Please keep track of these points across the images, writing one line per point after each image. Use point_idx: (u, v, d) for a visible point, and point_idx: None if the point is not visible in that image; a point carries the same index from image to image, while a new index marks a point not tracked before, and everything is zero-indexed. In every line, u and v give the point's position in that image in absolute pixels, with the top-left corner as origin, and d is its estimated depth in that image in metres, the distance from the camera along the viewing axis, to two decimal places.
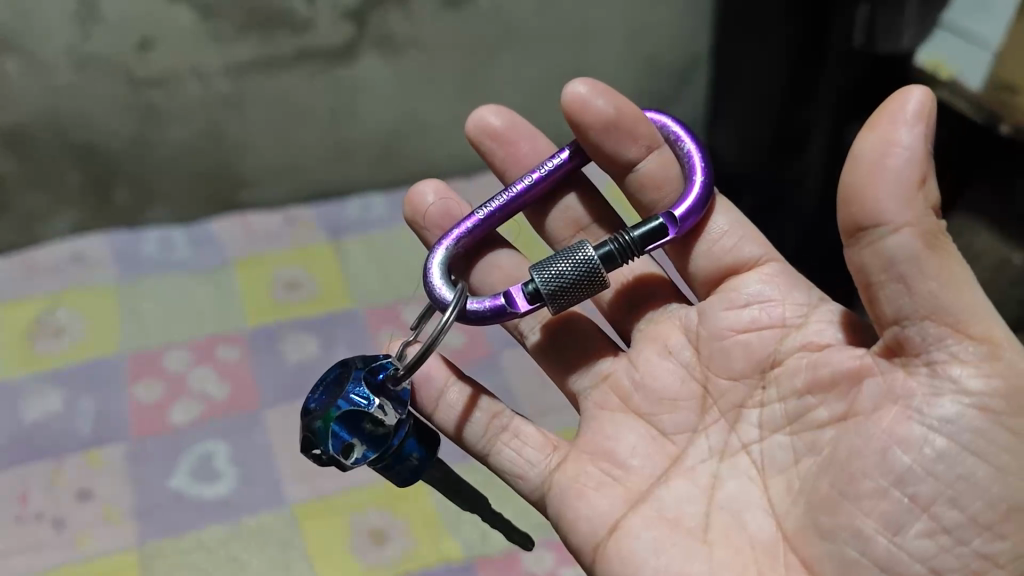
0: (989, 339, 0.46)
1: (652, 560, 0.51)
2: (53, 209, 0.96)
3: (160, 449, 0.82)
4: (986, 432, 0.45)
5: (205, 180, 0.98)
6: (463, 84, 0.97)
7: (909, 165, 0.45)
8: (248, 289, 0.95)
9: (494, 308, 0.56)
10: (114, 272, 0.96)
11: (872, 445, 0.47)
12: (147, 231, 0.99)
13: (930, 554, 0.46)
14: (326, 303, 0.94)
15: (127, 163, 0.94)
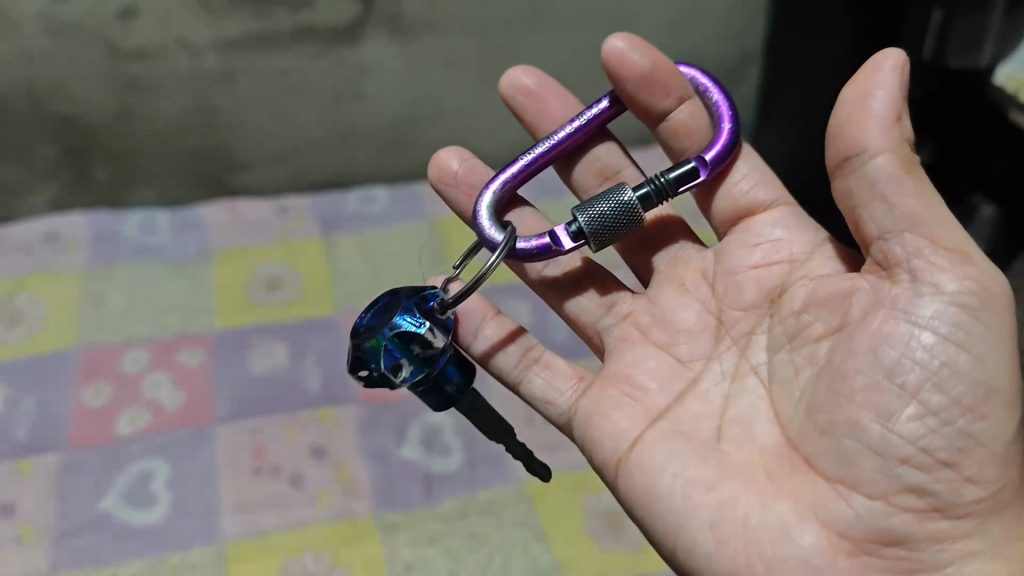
0: (961, 250, 0.50)
1: (670, 468, 0.55)
2: (32, 185, 1.02)
3: (99, 458, 0.83)
4: (964, 325, 0.49)
5: (200, 159, 1.04)
6: (480, 67, 1.01)
7: (887, 105, 0.51)
8: (225, 277, 0.99)
9: (541, 246, 0.60)
10: (84, 258, 1.00)
11: (863, 346, 0.51)
12: (129, 212, 1.05)
13: (922, 434, 0.49)
14: (304, 308, 0.96)
15: (110, 137, 0.99)
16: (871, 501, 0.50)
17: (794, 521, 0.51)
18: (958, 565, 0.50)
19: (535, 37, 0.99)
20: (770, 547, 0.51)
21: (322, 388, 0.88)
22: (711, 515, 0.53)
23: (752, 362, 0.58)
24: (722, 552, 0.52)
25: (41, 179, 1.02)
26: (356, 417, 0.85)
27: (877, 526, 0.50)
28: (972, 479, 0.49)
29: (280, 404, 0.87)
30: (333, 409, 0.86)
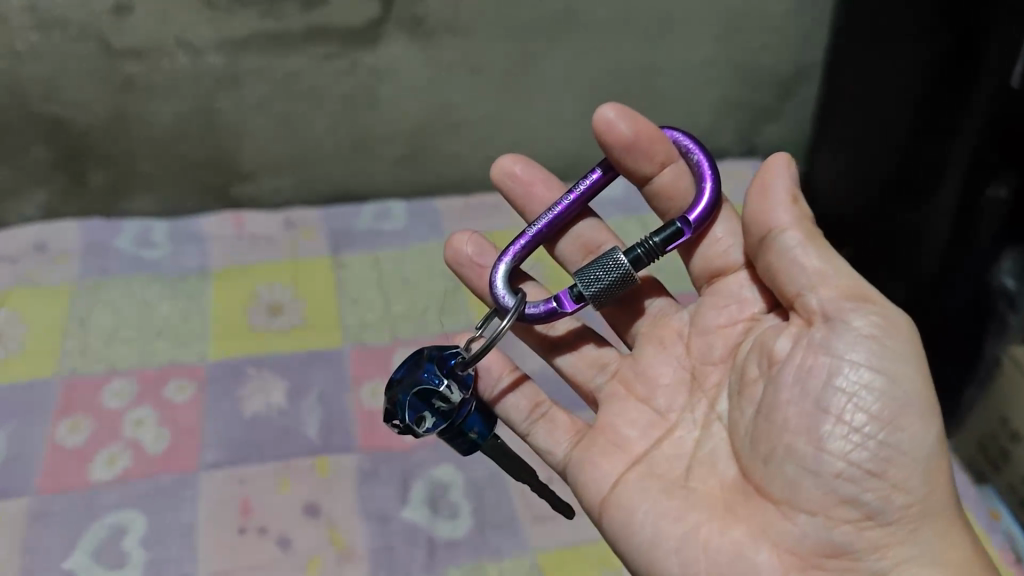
0: (863, 295, 0.58)
1: (643, 504, 0.61)
2: (25, 189, 1.05)
3: (71, 506, 0.82)
4: (874, 349, 0.57)
5: (198, 169, 1.08)
6: (501, 75, 1.07)
7: (786, 187, 0.60)
8: (221, 297, 1.02)
9: (548, 311, 0.66)
10: (74, 272, 1.04)
11: (792, 380, 0.59)
12: (125, 222, 1.09)
13: (851, 450, 0.56)
14: (304, 342, 0.97)
15: (101, 141, 1.02)
16: (811, 520, 0.57)
17: (745, 541, 0.58)
18: (894, 572, 0.56)
19: (558, 50, 1.06)
20: (727, 569, 0.57)
21: (320, 437, 0.88)
22: (676, 540, 0.59)
23: (717, 409, 0.64)
24: (685, 567, 0.58)
25: (33, 184, 1.05)
26: (355, 469, 0.85)
27: (821, 538, 0.56)
28: (899, 487, 0.56)
29: (274, 451, 0.87)
30: (328, 459, 0.86)
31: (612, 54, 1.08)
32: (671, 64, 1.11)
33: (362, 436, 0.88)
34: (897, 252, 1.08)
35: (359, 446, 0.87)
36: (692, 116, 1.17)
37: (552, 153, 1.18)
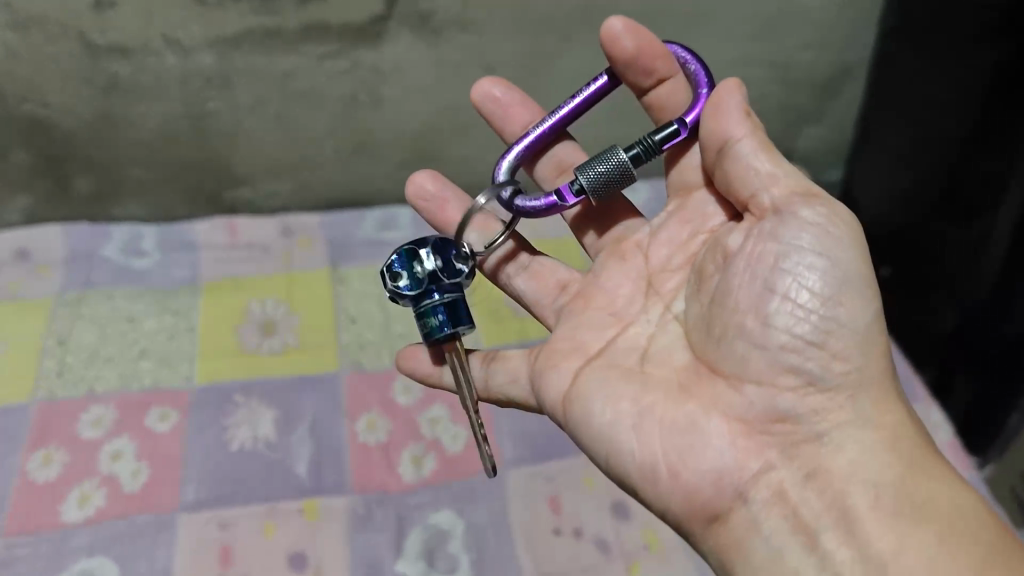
0: (808, 190, 0.55)
1: (602, 398, 0.57)
2: (6, 196, 1.00)
3: (39, 550, 0.75)
4: (823, 230, 0.54)
5: (193, 171, 1.02)
6: (518, 74, 1.00)
7: (739, 104, 0.57)
8: (213, 311, 0.95)
9: (547, 205, 0.62)
10: (57, 285, 0.97)
11: (746, 271, 0.55)
12: (114, 227, 1.03)
13: (798, 322, 0.53)
14: (297, 365, 0.91)
15: (86, 144, 0.96)
16: (758, 393, 0.54)
17: (699, 415, 0.54)
18: (834, 435, 0.53)
19: (580, 49, 0.99)
20: (681, 441, 0.54)
21: (311, 474, 0.82)
22: (632, 419, 0.55)
23: (673, 309, 0.61)
24: (641, 445, 0.55)
25: (15, 189, 0.99)
26: (346, 512, 0.79)
27: (766, 407, 0.53)
28: (838, 354, 0.53)
29: (260, 491, 0.80)
30: (318, 500, 0.80)
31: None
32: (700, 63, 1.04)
33: (355, 474, 0.82)
34: (944, 274, 0.99)
35: (351, 486, 0.81)
36: None
37: None
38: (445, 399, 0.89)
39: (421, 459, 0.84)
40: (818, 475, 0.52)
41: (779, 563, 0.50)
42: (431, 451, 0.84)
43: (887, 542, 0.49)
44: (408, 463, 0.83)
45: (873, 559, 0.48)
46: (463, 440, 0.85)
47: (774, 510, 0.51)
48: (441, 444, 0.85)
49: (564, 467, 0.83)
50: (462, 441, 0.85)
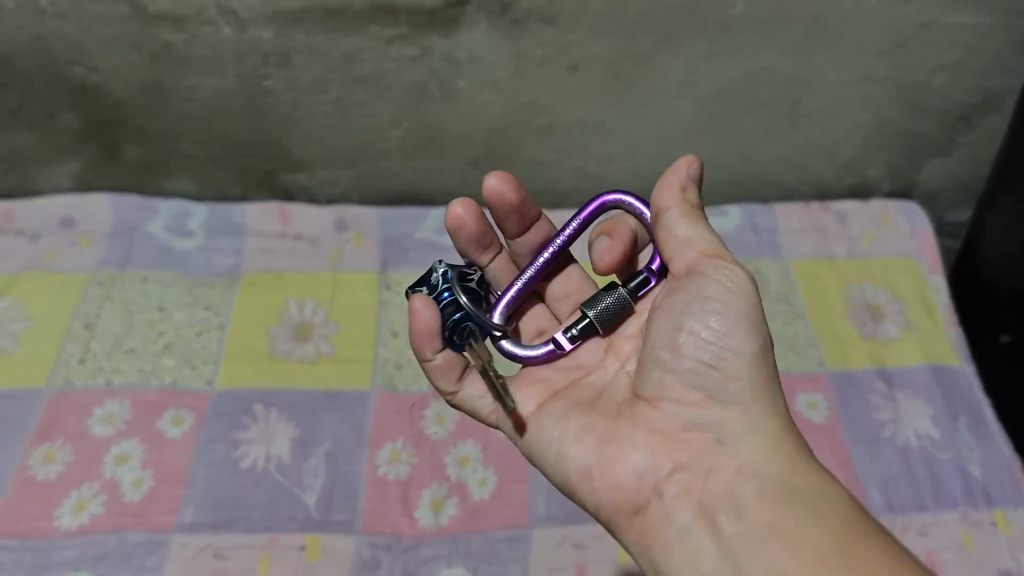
0: (720, 257, 0.55)
1: (558, 425, 0.56)
2: (55, 160, 0.95)
3: (21, 560, 0.71)
4: (727, 280, 0.54)
5: (246, 151, 0.95)
6: (606, 76, 0.88)
7: (674, 186, 0.57)
8: (248, 309, 0.89)
9: (549, 354, 0.60)
10: (94, 261, 0.93)
11: (670, 319, 0.55)
12: (162, 200, 0.98)
13: (708, 351, 0.53)
14: (325, 379, 0.84)
15: (135, 114, 0.91)
16: (676, 410, 0.53)
17: (625, 428, 0.54)
18: (732, 439, 0.51)
19: (681, 51, 0.86)
20: (607, 450, 0.54)
21: (320, 507, 0.75)
22: (567, 432, 0.56)
23: (627, 366, 0.60)
24: (579, 455, 0.55)
25: (64, 154, 0.95)
26: (351, 555, 0.72)
27: (683, 420, 0.53)
28: (733, 375, 0.53)
29: (261, 517, 0.74)
30: (322, 537, 0.73)
31: (744, 62, 0.88)
32: (820, 79, 0.90)
33: (367, 514, 0.75)
34: None
35: (361, 525, 0.74)
36: (829, 137, 0.97)
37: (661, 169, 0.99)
38: (479, 436, 0.80)
39: (442, 503, 0.76)
40: (719, 475, 0.50)
41: (683, 544, 0.49)
42: (454, 495, 0.76)
43: (766, 520, 0.47)
44: (426, 506, 0.75)
45: (748, 533, 0.47)
46: (491, 487, 0.77)
47: (684, 503, 0.50)
48: (466, 489, 0.77)
49: (596, 535, 0.74)
50: (490, 488, 0.77)
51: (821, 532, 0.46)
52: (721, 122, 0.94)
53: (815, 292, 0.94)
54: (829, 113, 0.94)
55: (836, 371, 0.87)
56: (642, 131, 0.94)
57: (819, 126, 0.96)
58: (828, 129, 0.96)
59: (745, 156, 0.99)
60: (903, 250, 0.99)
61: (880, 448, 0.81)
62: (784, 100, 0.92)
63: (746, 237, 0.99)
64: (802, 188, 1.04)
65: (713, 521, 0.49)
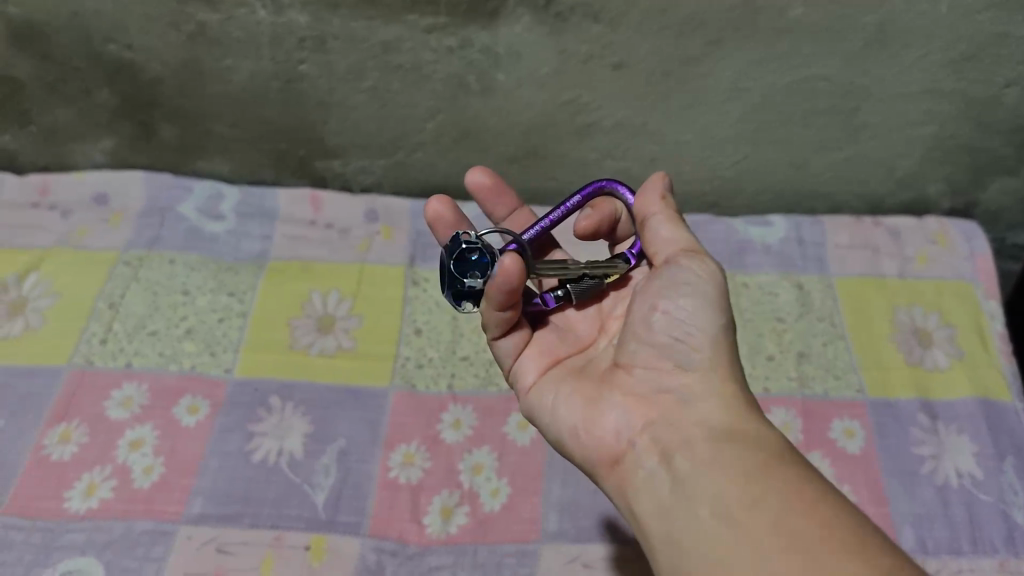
0: (694, 253, 0.55)
1: (552, 395, 0.56)
2: (91, 136, 0.95)
3: (31, 539, 0.70)
4: (698, 270, 0.53)
5: (281, 136, 0.94)
6: (652, 77, 0.85)
7: (651, 194, 0.57)
8: (271, 297, 0.88)
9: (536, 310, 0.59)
10: (125, 240, 0.93)
11: (646, 298, 0.54)
12: (196, 181, 0.98)
13: (677, 324, 0.52)
14: (343, 374, 0.83)
15: (171, 94, 0.90)
16: (649, 375, 0.52)
17: (605, 394, 0.53)
18: (698, 404, 0.49)
19: (731, 55, 0.82)
20: (587, 415, 0.53)
21: (327, 508, 0.73)
22: (557, 401, 0.55)
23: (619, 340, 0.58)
24: (567, 417, 0.54)
25: (100, 130, 0.94)
26: (355, 559, 0.70)
27: (656, 385, 0.51)
28: (700, 347, 0.51)
29: (268, 513, 0.73)
30: (328, 538, 0.72)
31: (798, 68, 0.84)
32: (879, 90, 0.86)
33: (375, 518, 0.73)
34: None
35: (368, 528, 0.72)
36: (886, 151, 0.92)
37: (705, 175, 0.95)
38: (495, 444, 0.78)
39: (452, 511, 0.74)
40: (684, 434, 0.48)
41: (649, 495, 0.47)
42: (465, 503, 0.74)
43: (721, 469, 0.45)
44: (435, 513, 0.73)
45: (705, 471, 0.45)
46: (503, 498, 0.75)
47: (653, 451, 0.48)
48: (478, 498, 0.75)
49: (607, 557, 0.71)
50: (502, 498, 0.75)
51: (756, 469, 0.44)
52: (771, 130, 0.90)
53: (861, 314, 0.90)
54: (887, 126, 0.89)
55: (876, 399, 0.83)
56: (687, 135, 0.91)
57: (876, 138, 0.91)
58: (885, 142, 0.91)
59: (795, 166, 0.94)
60: (958, 273, 0.94)
61: (916, 485, 0.77)
62: (840, 109, 0.88)
63: (790, 250, 0.95)
64: (854, 202, 0.99)
65: (677, 463, 0.47)
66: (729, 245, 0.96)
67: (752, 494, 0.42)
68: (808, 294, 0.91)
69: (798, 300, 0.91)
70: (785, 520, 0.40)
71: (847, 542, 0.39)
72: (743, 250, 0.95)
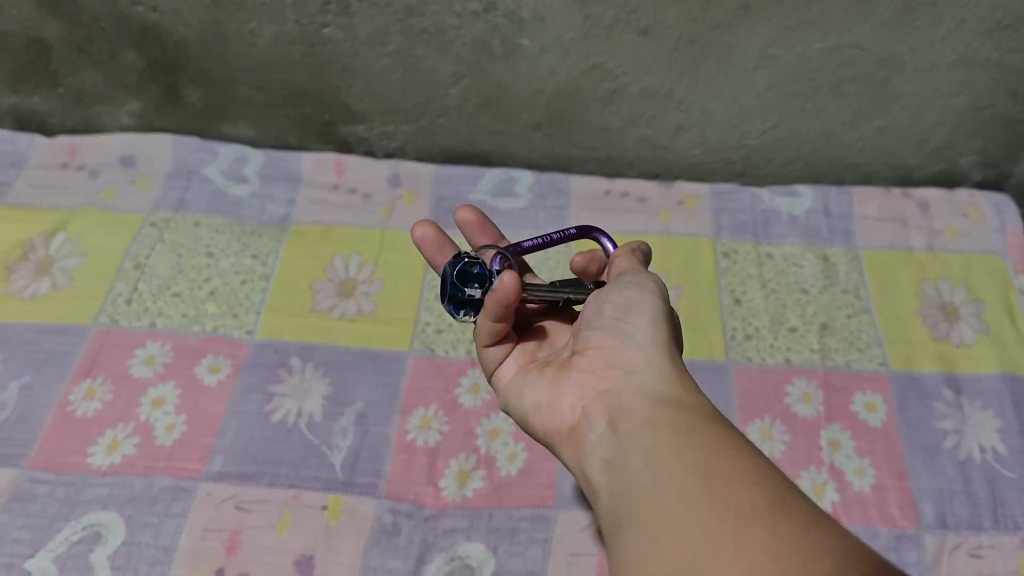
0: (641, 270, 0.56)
1: (523, 383, 0.55)
2: (118, 99, 0.95)
3: (55, 493, 0.71)
4: (641, 278, 0.54)
5: (306, 101, 0.94)
6: (678, 44, 0.83)
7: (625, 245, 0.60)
8: (295, 260, 0.89)
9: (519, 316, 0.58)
10: (150, 202, 0.94)
11: (596, 296, 0.54)
12: (221, 145, 0.98)
13: (624, 309, 0.52)
14: (363, 339, 0.83)
15: (196, 57, 0.90)
16: (600, 352, 0.51)
17: (563, 377, 0.52)
18: (638, 374, 0.48)
19: (760, 22, 0.81)
20: (550, 396, 0.52)
21: (345, 469, 0.74)
22: (527, 387, 0.54)
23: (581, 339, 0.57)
24: (534, 400, 0.53)
25: (126, 93, 0.94)
26: (372, 519, 0.71)
27: (603, 360, 0.50)
28: (640, 326, 0.51)
29: (288, 473, 0.74)
30: (345, 499, 0.72)
31: (829, 35, 0.82)
32: (913, 58, 0.84)
33: (392, 480, 0.73)
34: None
35: (386, 490, 0.73)
36: (918, 121, 0.90)
37: (731, 145, 0.94)
38: None
39: (468, 475, 0.74)
40: (626, 400, 0.47)
41: (596, 458, 0.45)
42: (481, 467, 0.75)
43: (652, 427, 0.43)
44: (452, 477, 0.74)
45: (639, 430, 0.44)
46: (520, 463, 0.75)
47: (600, 419, 0.47)
48: (494, 462, 0.75)
49: None
50: (519, 464, 0.75)
51: (684, 425, 0.42)
52: (800, 99, 0.88)
53: (888, 288, 0.88)
54: (919, 96, 0.88)
55: (900, 372, 0.82)
56: (714, 104, 0.89)
57: (909, 108, 0.89)
58: (917, 113, 0.89)
59: (825, 136, 0.93)
60: (987, 246, 0.92)
61: (938, 460, 0.76)
62: (871, 78, 0.86)
63: (817, 221, 0.94)
64: (883, 173, 0.97)
65: (617, 426, 0.45)
66: (754, 214, 0.95)
67: (671, 445, 0.41)
68: (834, 264, 0.90)
69: (823, 272, 0.90)
70: (702, 462, 0.39)
71: (755, 484, 0.37)
72: (768, 220, 0.94)
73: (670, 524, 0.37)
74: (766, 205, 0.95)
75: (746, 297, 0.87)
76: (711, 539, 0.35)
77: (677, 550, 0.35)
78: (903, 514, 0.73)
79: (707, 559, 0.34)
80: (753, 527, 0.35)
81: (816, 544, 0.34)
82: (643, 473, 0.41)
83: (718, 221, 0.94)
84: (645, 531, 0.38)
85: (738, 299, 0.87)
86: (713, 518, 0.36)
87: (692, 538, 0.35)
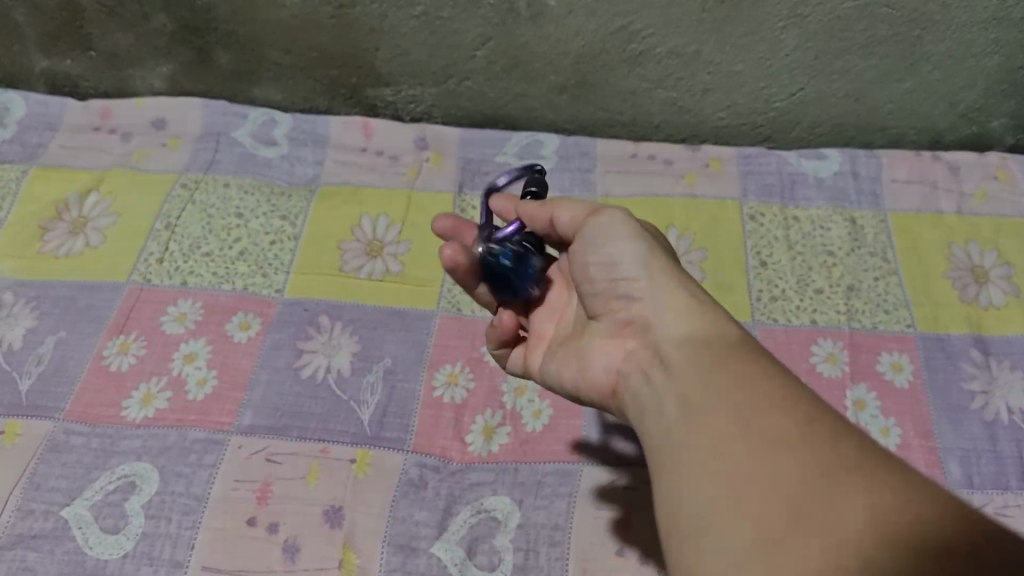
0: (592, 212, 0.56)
1: (558, 362, 0.58)
2: (149, 63, 0.96)
3: (90, 444, 0.73)
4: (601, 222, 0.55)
5: (334, 64, 0.94)
6: (707, 4, 0.83)
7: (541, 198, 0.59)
8: (322, 220, 0.90)
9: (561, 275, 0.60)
10: (181, 165, 0.95)
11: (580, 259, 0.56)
12: (250, 108, 0.99)
13: (611, 263, 0.53)
14: (390, 298, 0.84)
15: (225, 19, 0.90)
16: (618, 313, 0.53)
17: (597, 335, 0.55)
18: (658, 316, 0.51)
19: None
20: (588, 358, 0.55)
21: (372, 424, 0.75)
22: (567, 355, 0.57)
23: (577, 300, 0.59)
24: (574, 370, 0.56)
25: (158, 57, 0.96)
26: (399, 473, 0.72)
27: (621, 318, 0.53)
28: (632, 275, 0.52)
29: (317, 426, 0.75)
30: (372, 452, 0.73)
31: None
32: (945, 16, 0.83)
33: (419, 435, 0.74)
34: None
35: (413, 444, 0.74)
36: (950, 82, 0.89)
37: (759, 108, 0.94)
38: None
39: (494, 431, 0.75)
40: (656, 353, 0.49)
41: (642, 409, 0.48)
42: (507, 423, 0.75)
43: (687, 370, 0.46)
44: (478, 433, 0.75)
45: (675, 377, 0.47)
46: (545, 419, 0.76)
47: (635, 373, 0.51)
48: (520, 419, 0.76)
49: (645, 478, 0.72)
50: (544, 420, 0.76)
51: (713, 361, 0.45)
52: (829, 59, 0.88)
53: (915, 250, 0.88)
54: (952, 56, 0.87)
55: (927, 334, 0.81)
56: (742, 65, 0.89)
57: (941, 69, 0.88)
58: (949, 74, 0.88)
59: (854, 98, 0.92)
60: (1019, 209, 0.91)
61: (965, 421, 0.76)
62: (902, 37, 0.85)
63: (844, 184, 0.94)
64: (914, 135, 0.96)
65: (654, 378, 0.48)
66: (780, 176, 0.94)
67: (702, 385, 0.44)
68: (862, 227, 0.90)
69: (850, 235, 0.89)
70: (734, 397, 0.42)
71: (784, 410, 0.41)
72: (794, 183, 0.94)
73: (708, 461, 0.41)
74: (793, 167, 0.95)
75: (772, 258, 0.87)
76: (748, 474, 0.39)
77: (721, 488, 0.39)
78: (928, 472, 0.73)
79: (750, 495, 0.38)
80: (783, 454, 0.39)
81: (844, 462, 0.37)
82: (681, 419, 0.44)
83: (744, 182, 0.94)
84: (687, 470, 0.41)
85: (764, 261, 0.87)
86: (749, 452, 0.40)
87: (731, 474, 0.39)
